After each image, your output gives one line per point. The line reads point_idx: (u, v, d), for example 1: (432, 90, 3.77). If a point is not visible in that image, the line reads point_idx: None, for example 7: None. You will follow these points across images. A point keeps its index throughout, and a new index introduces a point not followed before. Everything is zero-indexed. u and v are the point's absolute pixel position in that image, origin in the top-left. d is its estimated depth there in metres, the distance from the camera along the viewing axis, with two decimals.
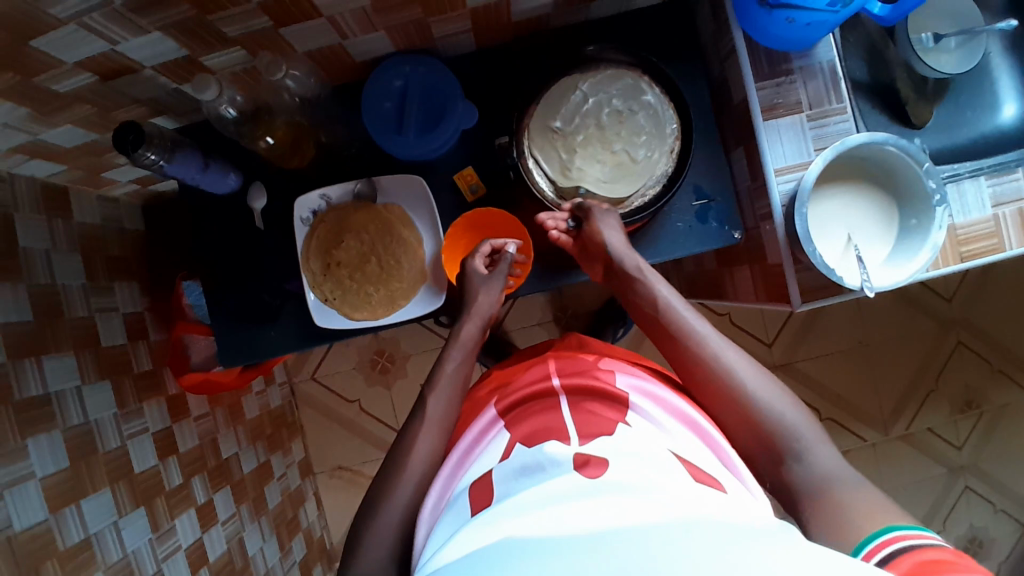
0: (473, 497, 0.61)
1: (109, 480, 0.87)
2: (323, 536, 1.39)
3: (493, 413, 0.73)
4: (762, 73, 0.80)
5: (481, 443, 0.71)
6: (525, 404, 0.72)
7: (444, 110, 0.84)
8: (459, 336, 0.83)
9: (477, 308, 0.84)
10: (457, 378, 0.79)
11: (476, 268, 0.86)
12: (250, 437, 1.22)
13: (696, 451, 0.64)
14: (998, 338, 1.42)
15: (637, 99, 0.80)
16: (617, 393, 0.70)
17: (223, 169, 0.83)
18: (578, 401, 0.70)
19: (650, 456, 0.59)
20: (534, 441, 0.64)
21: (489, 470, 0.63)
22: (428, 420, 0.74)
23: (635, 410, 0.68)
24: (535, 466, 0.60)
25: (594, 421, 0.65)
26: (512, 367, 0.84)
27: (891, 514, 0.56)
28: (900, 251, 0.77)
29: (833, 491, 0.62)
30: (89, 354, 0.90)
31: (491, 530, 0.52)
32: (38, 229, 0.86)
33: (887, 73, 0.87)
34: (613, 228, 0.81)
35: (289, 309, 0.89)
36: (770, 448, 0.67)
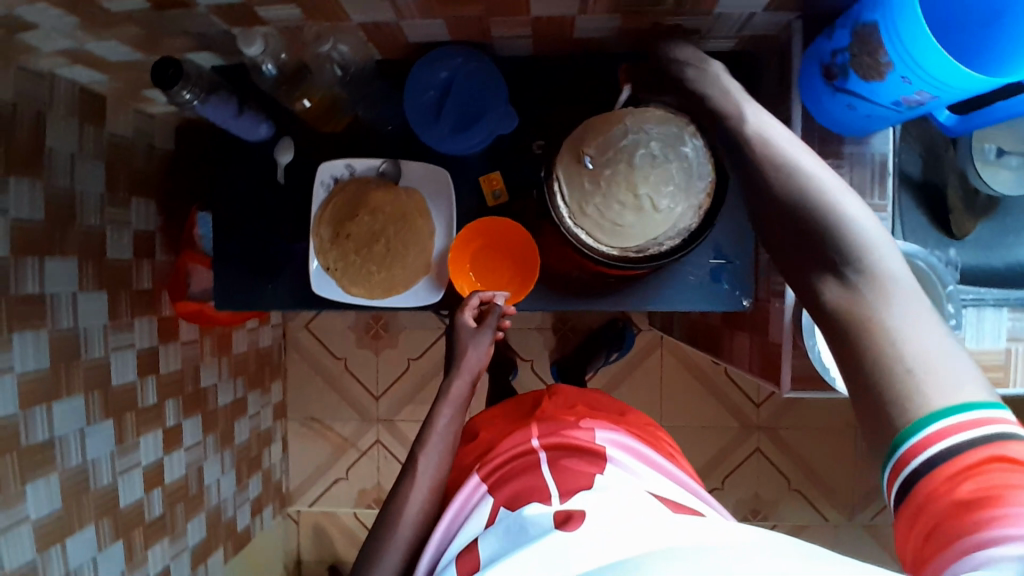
0: (462, 561, 0.61)
1: (85, 388, 0.89)
2: (281, 479, 1.42)
3: (477, 479, 0.73)
4: (811, 150, 0.77)
5: (470, 503, 0.70)
6: (507, 464, 0.72)
7: (484, 112, 0.83)
8: (449, 395, 0.74)
9: (466, 364, 0.76)
10: (452, 431, 0.73)
11: (465, 322, 0.79)
12: (232, 370, 1.24)
13: (668, 490, 0.67)
14: None
15: (674, 148, 0.78)
16: (593, 448, 0.71)
17: (256, 118, 0.83)
18: (556, 457, 0.70)
19: (629, 502, 0.59)
20: (517, 503, 0.64)
21: (475, 538, 0.63)
22: (420, 478, 0.70)
23: (611, 462, 0.69)
24: (518, 528, 0.60)
25: (571, 475, 0.66)
26: (501, 428, 0.82)
27: (918, 317, 0.46)
28: None
29: (880, 304, 0.48)
30: (92, 262, 0.92)
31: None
32: (68, 132, 0.87)
33: (942, 179, 0.84)
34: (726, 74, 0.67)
35: (290, 268, 0.89)
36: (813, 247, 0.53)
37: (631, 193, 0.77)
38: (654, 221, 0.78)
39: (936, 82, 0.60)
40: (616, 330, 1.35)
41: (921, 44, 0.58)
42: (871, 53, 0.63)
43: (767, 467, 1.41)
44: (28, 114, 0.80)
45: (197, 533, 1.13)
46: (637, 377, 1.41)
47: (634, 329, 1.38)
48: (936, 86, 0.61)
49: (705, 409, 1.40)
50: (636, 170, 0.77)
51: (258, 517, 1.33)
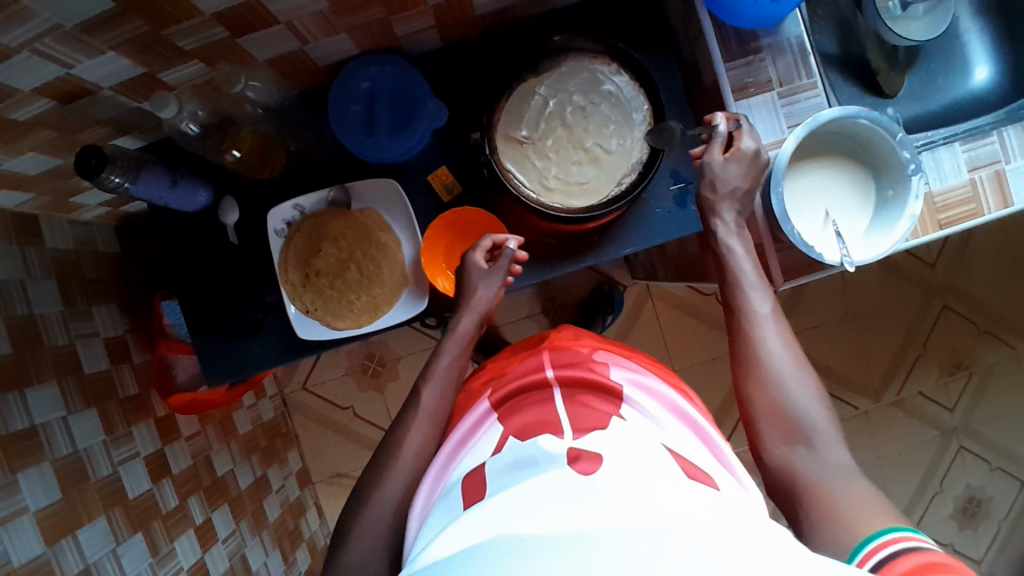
0: (464, 488, 0.61)
1: (104, 508, 0.86)
2: (327, 544, 1.39)
3: (487, 406, 0.73)
4: (732, 51, 0.79)
5: (474, 435, 0.72)
6: (519, 396, 0.72)
7: (414, 109, 0.82)
8: (455, 332, 0.81)
9: (475, 303, 0.80)
10: (452, 372, 0.79)
11: (476, 262, 0.81)
12: (244, 451, 1.21)
13: (692, 449, 0.65)
14: (982, 299, 1.43)
15: (597, 91, 0.80)
16: (612, 385, 0.71)
17: (192, 185, 0.81)
18: (570, 393, 0.70)
19: (642, 448, 0.60)
20: (526, 434, 0.65)
21: (483, 462, 0.64)
22: (418, 419, 0.75)
23: (629, 404, 0.70)
24: (529, 460, 0.59)
25: (589, 415, 0.66)
26: (504, 358, 0.84)
27: (889, 514, 0.55)
28: (878, 222, 0.77)
29: (833, 484, 0.62)
30: (73, 382, 0.89)
31: (485, 524, 0.51)
32: (10, 259, 0.84)
33: (858, 45, 0.86)
34: (735, 164, 0.73)
35: (271, 322, 0.87)
36: (785, 431, 0.67)
37: (581, 153, 0.80)
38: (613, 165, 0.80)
39: None
40: (603, 294, 1.35)
41: None
42: None
43: None
44: None
45: None
46: (638, 332, 1.41)
47: (620, 288, 1.39)
48: None
49: (712, 343, 1.41)
50: (576, 129, 0.80)
51: None
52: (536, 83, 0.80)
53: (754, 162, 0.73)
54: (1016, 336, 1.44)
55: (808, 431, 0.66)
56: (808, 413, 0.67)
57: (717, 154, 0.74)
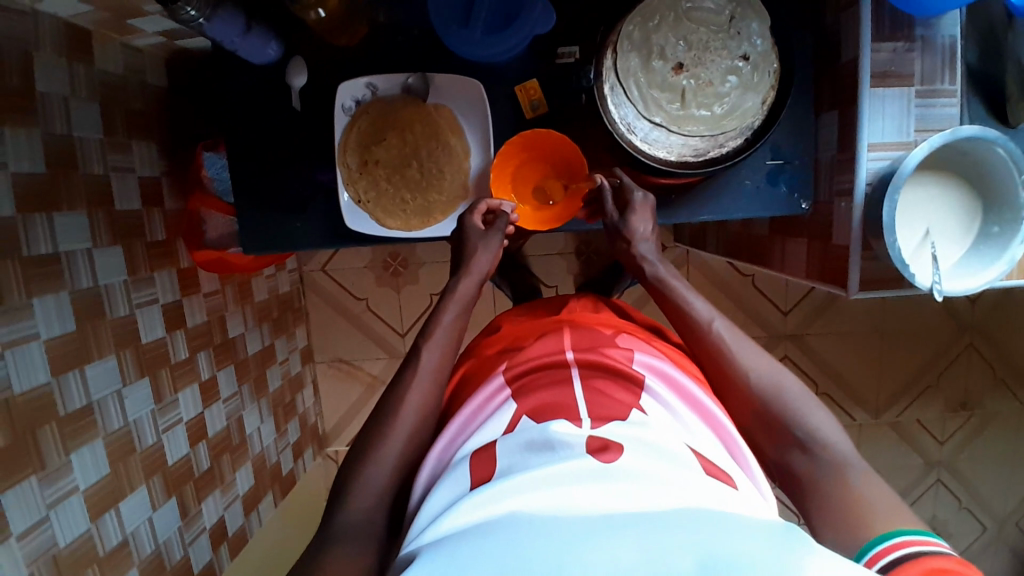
0: (474, 462, 0.56)
1: (116, 348, 0.85)
2: (316, 423, 1.41)
3: (502, 381, 0.67)
4: (882, 33, 0.71)
5: (483, 413, 0.65)
6: (533, 373, 0.66)
7: (519, 10, 0.74)
8: (454, 293, 0.75)
9: (475, 265, 0.76)
10: (453, 331, 0.73)
11: (474, 224, 0.77)
12: (257, 318, 1.20)
13: (710, 444, 0.61)
14: (1008, 347, 1.41)
15: (730, 36, 0.71)
16: (634, 373, 0.65)
17: (265, 36, 0.74)
18: (589, 377, 0.64)
19: (665, 446, 0.55)
20: (541, 416, 0.59)
21: (492, 441, 0.58)
22: (420, 373, 0.69)
23: (649, 394, 0.64)
24: (544, 445, 0.54)
25: (607, 403, 0.60)
26: (520, 325, 0.80)
27: (905, 518, 0.54)
28: (975, 258, 0.72)
29: (848, 477, 0.60)
30: (103, 215, 0.85)
31: (501, 502, 0.49)
32: (57, 73, 0.78)
33: (1000, 68, 0.73)
34: (641, 216, 0.76)
35: (319, 204, 0.82)
36: (782, 440, 0.64)
37: (678, 104, 0.72)
38: (706, 127, 0.73)
39: None
40: None
41: None
42: None
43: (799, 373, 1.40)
44: (14, 57, 0.72)
45: (246, 481, 1.14)
46: None
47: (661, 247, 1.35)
48: None
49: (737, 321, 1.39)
50: (686, 77, 0.72)
51: (299, 461, 1.33)
52: (668, 8, 0.71)
53: (652, 207, 0.77)
54: None
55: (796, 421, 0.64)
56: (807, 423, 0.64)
57: (619, 211, 0.77)
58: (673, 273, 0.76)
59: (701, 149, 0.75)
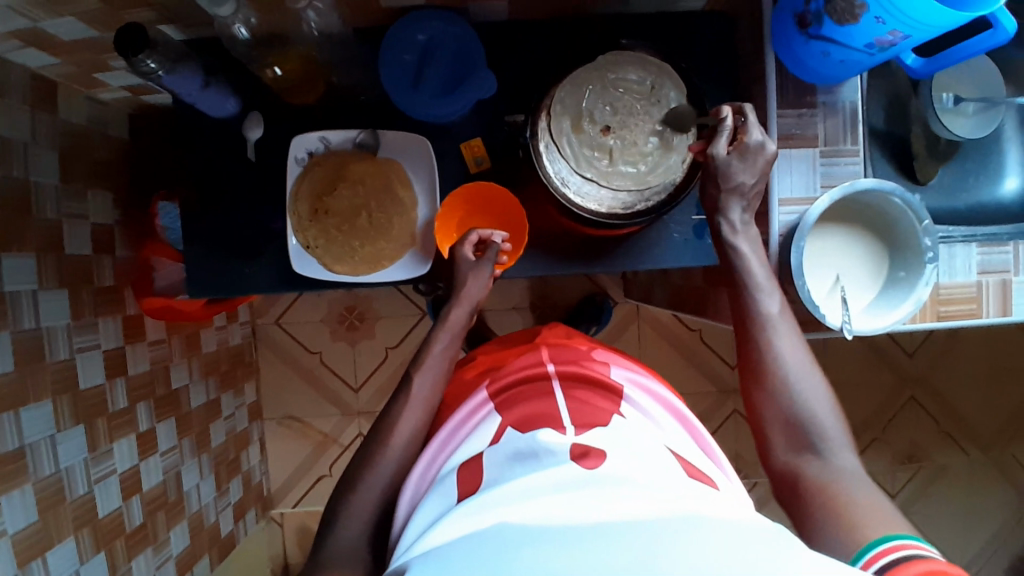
0: (462, 474, 0.58)
1: (53, 392, 0.84)
2: (261, 482, 1.38)
3: (484, 396, 0.69)
4: (787, 101, 0.79)
5: (467, 424, 0.67)
6: (516, 387, 0.69)
7: (463, 75, 0.81)
8: (447, 321, 0.78)
9: (467, 293, 0.78)
10: (446, 359, 0.76)
11: (465, 255, 0.79)
12: (203, 370, 1.19)
13: (686, 446, 0.64)
14: (949, 400, 1.47)
15: (652, 100, 0.79)
16: (612, 383, 0.69)
17: (223, 91, 0.79)
18: (571, 388, 0.68)
19: (645, 449, 0.58)
20: (526, 426, 0.62)
21: (478, 453, 0.60)
22: (413, 400, 0.71)
23: (629, 402, 0.68)
24: (528, 453, 0.57)
25: (590, 411, 0.63)
26: (498, 353, 0.82)
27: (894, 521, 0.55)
28: (885, 299, 0.78)
29: (844, 483, 0.62)
30: (52, 258, 0.86)
31: (485, 515, 0.50)
32: (19, 120, 0.82)
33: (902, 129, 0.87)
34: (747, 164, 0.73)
35: (268, 250, 0.84)
36: (793, 432, 0.67)
37: (606, 161, 0.79)
38: (632, 182, 0.80)
39: (913, 21, 0.63)
40: (594, 304, 1.36)
41: (920, 7, 0.61)
42: None
43: (746, 427, 1.44)
44: None
45: (181, 541, 1.09)
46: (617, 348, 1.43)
47: (611, 303, 1.40)
48: (908, 23, 0.64)
49: (684, 376, 1.43)
50: (613, 137, 0.79)
51: (241, 523, 1.29)
52: (596, 77, 0.79)
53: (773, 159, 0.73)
54: (971, 444, 1.48)
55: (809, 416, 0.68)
56: (822, 420, 0.67)
57: (731, 159, 0.73)
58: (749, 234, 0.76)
59: (628, 203, 0.81)
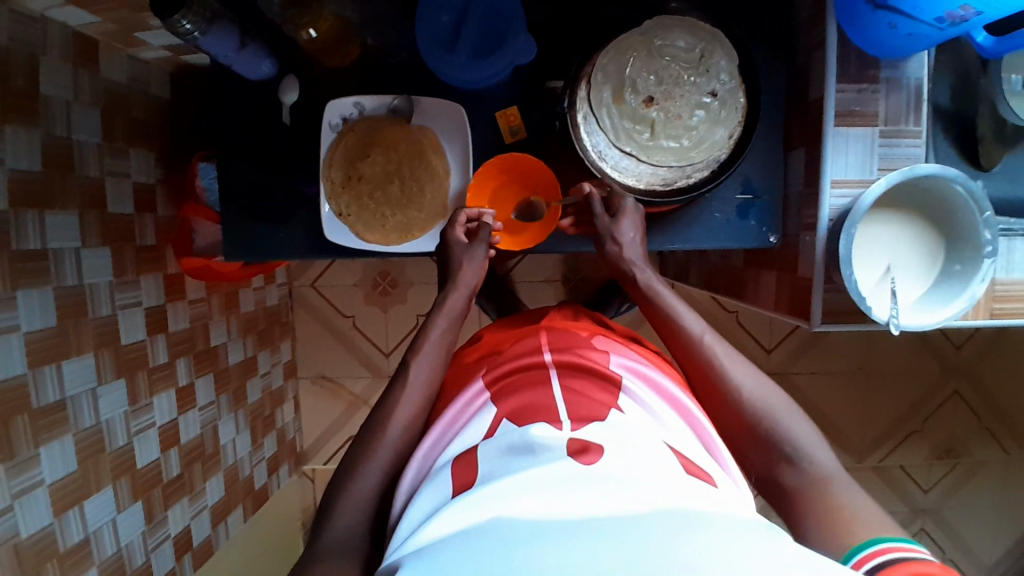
0: (456, 467, 0.57)
1: (95, 347, 0.87)
2: (295, 439, 1.42)
3: (480, 386, 0.68)
4: (847, 75, 0.74)
5: (468, 412, 0.66)
6: (514, 375, 0.68)
7: (502, 38, 0.78)
8: (444, 306, 0.78)
9: (461, 279, 0.79)
10: (444, 342, 0.76)
11: (457, 238, 0.80)
12: (241, 329, 1.22)
13: (684, 439, 0.62)
14: (997, 395, 1.41)
15: (699, 70, 0.75)
16: (610, 374, 0.67)
17: (258, 53, 0.78)
18: (568, 379, 0.65)
19: (641, 444, 0.56)
20: (520, 419, 0.60)
21: (472, 446, 0.59)
22: (411, 387, 0.71)
23: (626, 394, 0.65)
24: (524, 448, 0.55)
25: (585, 403, 0.61)
26: (503, 334, 0.81)
27: (889, 521, 0.55)
28: (936, 293, 0.73)
29: (830, 489, 0.61)
30: (94, 216, 0.88)
31: (482, 509, 0.49)
32: (62, 77, 0.82)
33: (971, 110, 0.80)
34: (628, 222, 0.77)
35: (301, 215, 0.84)
36: (766, 450, 0.66)
37: (648, 134, 0.75)
38: (673, 157, 0.76)
39: None
40: None
41: None
42: None
43: None
44: (21, 59, 0.76)
45: (216, 492, 1.14)
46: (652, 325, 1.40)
47: None
48: None
49: None
50: (656, 109, 0.75)
51: (274, 477, 1.33)
52: (641, 44, 0.74)
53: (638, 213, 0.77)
54: (1013, 441, 1.42)
55: (773, 422, 0.67)
56: (787, 425, 0.67)
57: (608, 219, 0.77)
58: (658, 278, 0.79)
59: (669, 179, 0.78)
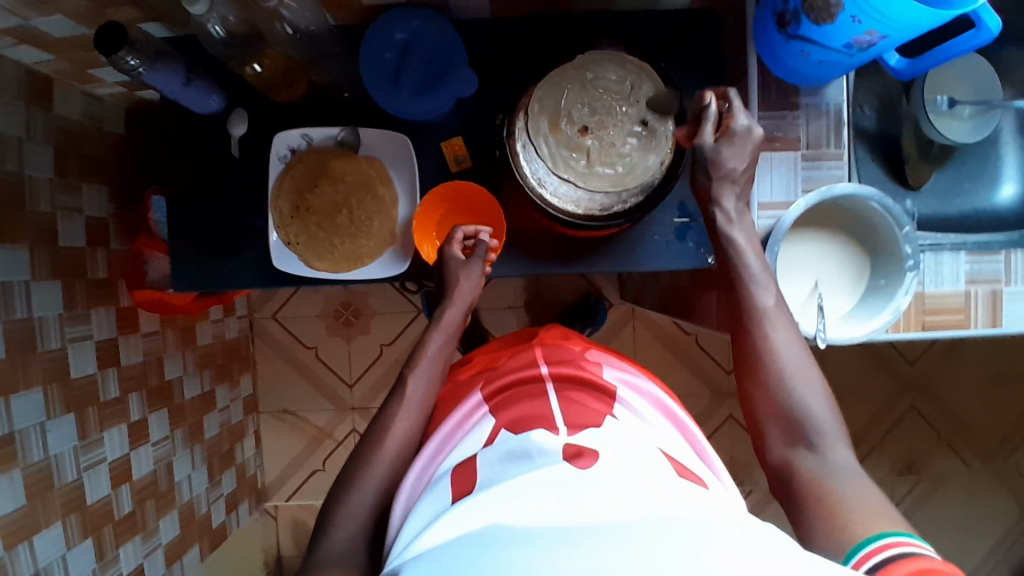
0: (455, 476, 0.58)
1: (43, 380, 0.86)
2: (255, 475, 1.40)
3: (479, 398, 0.70)
4: (769, 102, 0.78)
5: (463, 427, 0.68)
6: (512, 388, 0.69)
7: (444, 75, 0.81)
8: (440, 322, 0.80)
9: (460, 291, 0.80)
10: (441, 356, 0.79)
11: (454, 254, 0.81)
12: (198, 363, 1.21)
13: (677, 445, 0.64)
14: (953, 408, 1.44)
15: (628, 100, 0.78)
16: (603, 384, 0.69)
17: (206, 88, 0.81)
18: (563, 389, 0.68)
19: (637, 449, 0.57)
20: (518, 428, 0.61)
21: (472, 454, 0.60)
22: (407, 402, 0.73)
23: (621, 403, 0.67)
24: (521, 453, 0.57)
25: (584, 412, 0.63)
26: (492, 354, 0.82)
27: (888, 518, 0.54)
28: (862, 307, 0.77)
29: (837, 482, 0.60)
30: (45, 250, 0.88)
31: (481, 515, 0.50)
32: (15, 115, 0.84)
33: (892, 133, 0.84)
34: (735, 147, 0.72)
35: (250, 245, 0.86)
36: (789, 430, 0.66)
37: (584, 161, 0.78)
38: (609, 183, 0.79)
39: (890, 20, 0.62)
40: (588, 304, 1.36)
41: (902, 6, 0.60)
42: None
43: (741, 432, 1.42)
44: None
45: (171, 530, 1.12)
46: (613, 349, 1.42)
47: (606, 304, 1.39)
48: (885, 21, 0.62)
49: (680, 379, 1.42)
50: (591, 137, 0.78)
51: (233, 514, 1.31)
52: (574, 77, 0.78)
53: (756, 146, 0.72)
54: (973, 455, 1.45)
55: (799, 406, 0.66)
56: (815, 412, 0.65)
57: (722, 145, 0.72)
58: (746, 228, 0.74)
59: (605, 205, 0.80)
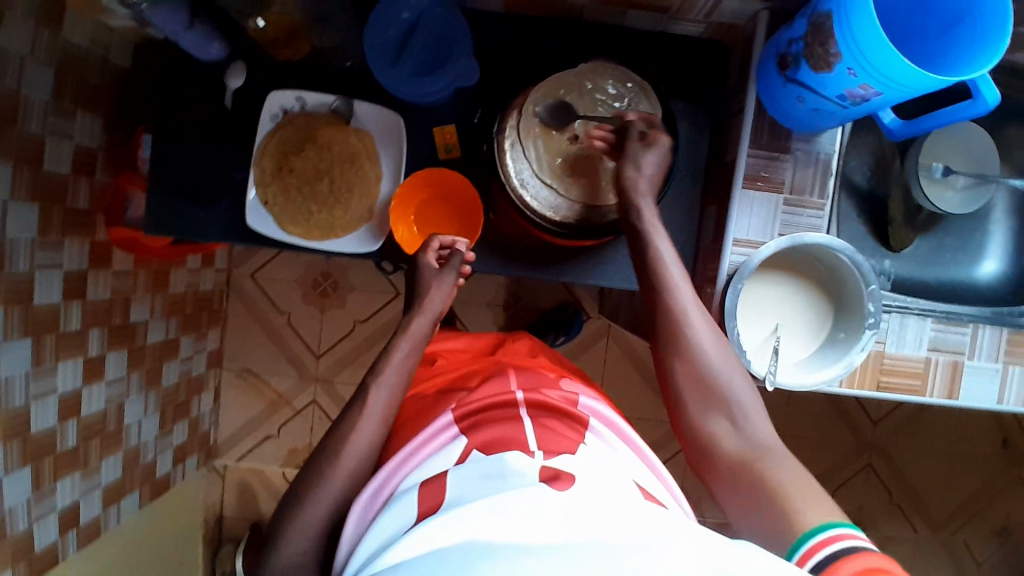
0: (423, 492, 0.55)
1: (4, 301, 0.86)
2: (208, 431, 1.41)
3: (448, 419, 0.65)
4: (761, 142, 0.78)
5: (427, 442, 0.64)
6: (487, 405, 0.66)
7: (446, 59, 0.81)
8: (408, 330, 0.76)
9: (430, 304, 0.78)
10: (408, 365, 0.73)
11: (429, 263, 0.80)
12: (166, 309, 1.21)
13: (647, 477, 0.63)
14: (909, 474, 1.44)
15: (619, 116, 0.79)
16: (574, 412, 0.67)
17: (207, 35, 0.79)
18: (535, 414, 0.65)
19: (607, 478, 0.56)
20: (490, 449, 0.59)
21: (443, 471, 0.58)
22: (373, 408, 0.68)
23: (591, 432, 0.65)
24: (493, 475, 0.55)
25: (555, 437, 0.61)
26: (455, 366, 0.82)
27: (829, 509, 0.55)
28: (818, 358, 0.77)
29: (764, 465, 0.62)
30: (28, 172, 0.88)
31: (449, 531, 0.47)
32: (21, 33, 0.84)
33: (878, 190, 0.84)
34: (653, 157, 0.74)
35: (228, 201, 0.86)
36: (708, 410, 0.66)
37: (568, 170, 0.79)
38: (590, 194, 0.79)
39: (885, 79, 0.61)
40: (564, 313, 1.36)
41: (895, 66, 0.59)
42: (823, 43, 0.64)
43: None
44: None
45: (112, 471, 1.12)
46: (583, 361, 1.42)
47: (583, 315, 1.39)
48: (880, 80, 0.61)
49: (643, 400, 1.42)
50: (578, 147, 0.79)
51: (179, 466, 1.31)
52: (574, 85, 0.79)
53: (666, 158, 0.75)
54: (922, 522, 1.45)
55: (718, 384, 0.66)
56: (732, 387, 0.66)
57: (637, 145, 0.74)
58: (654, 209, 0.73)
59: (584, 215, 0.80)
